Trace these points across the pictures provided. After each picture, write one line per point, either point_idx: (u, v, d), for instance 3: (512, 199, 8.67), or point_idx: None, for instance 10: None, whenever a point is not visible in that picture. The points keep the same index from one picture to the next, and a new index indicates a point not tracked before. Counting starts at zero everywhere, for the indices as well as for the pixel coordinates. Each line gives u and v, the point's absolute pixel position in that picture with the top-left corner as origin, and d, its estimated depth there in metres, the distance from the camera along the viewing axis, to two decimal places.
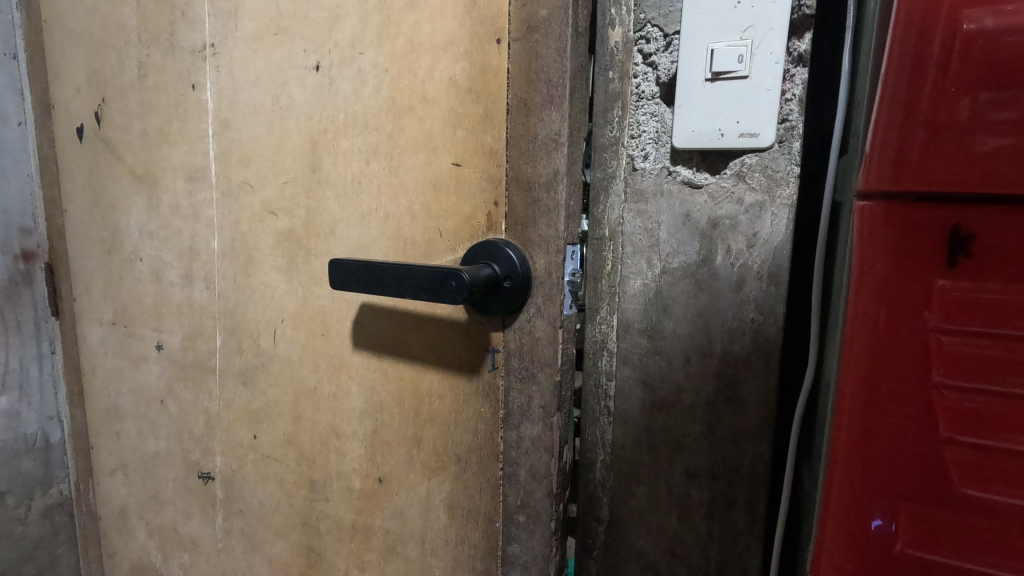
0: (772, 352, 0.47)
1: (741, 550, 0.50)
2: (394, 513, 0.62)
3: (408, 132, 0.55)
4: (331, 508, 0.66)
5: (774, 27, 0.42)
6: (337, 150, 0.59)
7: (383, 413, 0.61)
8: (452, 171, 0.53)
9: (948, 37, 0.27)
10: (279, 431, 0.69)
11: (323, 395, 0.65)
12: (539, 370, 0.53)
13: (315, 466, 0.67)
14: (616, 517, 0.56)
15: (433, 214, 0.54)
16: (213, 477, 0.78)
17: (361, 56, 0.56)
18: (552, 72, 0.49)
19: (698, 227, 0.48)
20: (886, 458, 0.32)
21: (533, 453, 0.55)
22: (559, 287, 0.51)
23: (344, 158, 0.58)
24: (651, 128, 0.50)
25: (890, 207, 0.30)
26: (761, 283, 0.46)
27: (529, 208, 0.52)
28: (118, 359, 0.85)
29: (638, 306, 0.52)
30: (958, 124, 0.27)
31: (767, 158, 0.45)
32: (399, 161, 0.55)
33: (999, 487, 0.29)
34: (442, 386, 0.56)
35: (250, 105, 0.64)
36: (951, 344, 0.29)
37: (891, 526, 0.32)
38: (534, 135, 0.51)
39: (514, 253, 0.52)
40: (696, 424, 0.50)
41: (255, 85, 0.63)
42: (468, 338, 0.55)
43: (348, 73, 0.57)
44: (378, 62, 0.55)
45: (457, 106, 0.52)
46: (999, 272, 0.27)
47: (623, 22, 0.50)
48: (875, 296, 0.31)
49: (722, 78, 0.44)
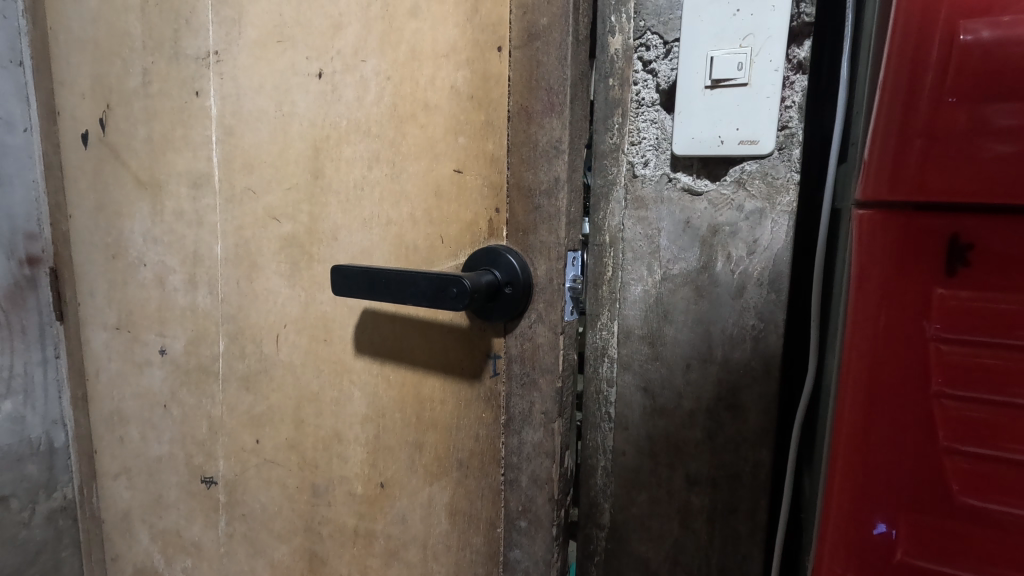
0: (773, 358, 0.47)
1: (742, 555, 0.50)
2: (396, 518, 0.62)
3: (409, 139, 0.55)
4: (333, 513, 0.66)
5: (773, 35, 0.43)
6: (339, 157, 0.59)
7: (385, 418, 0.61)
8: (454, 178, 0.53)
9: (946, 48, 0.27)
10: (281, 436, 0.69)
11: (326, 401, 0.65)
12: (540, 376, 0.54)
13: (317, 471, 0.67)
14: (617, 524, 0.56)
15: (435, 221, 0.54)
16: (216, 481, 0.78)
17: (363, 63, 0.56)
18: (553, 79, 0.49)
19: (698, 234, 0.48)
20: (886, 465, 0.32)
21: (534, 459, 0.55)
22: (560, 293, 0.51)
23: (346, 165, 0.59)
24: (651, 135, 0.50)
25: (889, 215, 0.30)
26: (761, 290, 0.47)
27: (530, 215, 0.52)
28: (122, 364, 0.85)
29: (638, 312, 0.52)
30: (956, 134, 0.28)
31: (767, 165, 0.46)
32: (401, 167, 0.56)
33: (998, 496, 0.29)
34: (443, 392, 0.57)
35: (254, 111, 0.64)
36: (951, 353, 0.29)
37: (891, 534, 0.32)
38: (535, 142, 0.51)
39: (515, 259, 0.52)
40: (697, 430, 0.50)
41: (258, 92, 0.63)
42: (470, 344, 0.55)
43: (351, 80, 0.57)
44: (380, 69, 0.55)
45: (458, 113, 0.52)
46: (998, 282, 0.28)
47: (623, 29, 0.50)
48: (875, 304, 0.31)
49: (721, 86, 0.45)
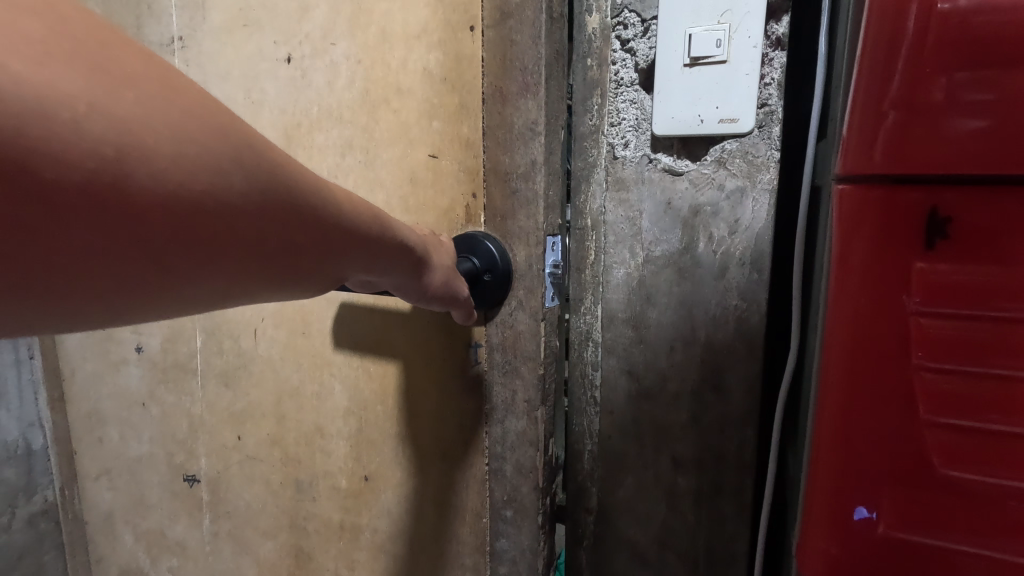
0: (756, 338, 0.47)
1: (729, 535, 0.51)
2: (381, 512, 0.61)
3: (382, 124, 0.54)
4: (317, 508, 0.66)
5: (750, 11, 0.42)
6: (311, 144, 0.58)
7: (367, 411, 0.60)
8: (429, 163, 0.52)
9: (923, 17, 0.27)
10: (264, 431, 0.68)
11: (306, 395, 0.64)
12: (522, 363, 0.53)
13: (300, 466, 0.66)
14: (606, 507, 0.56)
15: (411, 208, 0.54)
16: (198, 480, 0.77)
17: (333, 47, 0.54)
18: (528, 59, 0.48)
19: (680, 215, 0.48)
20: (868, 442, 0.32)
21: (519, 448, 0.54)
22: (540, 279, 0.50)
23: (319, 152, 0.57)
24: (631, 116, 0.49)
25: (868, 189, 0.30)
26: (743, 270, 0.46)
27: (507, 200, 0.51)
28: (98, 363, 0.83)
29: (622, 296, 0.51)
30: (933, 107, 0.27)
31: (747, 144, 0.45)
32: (374, 153, 0.55)
33: (977, 466, 0.29)
34: (426, 382, 0.56)
35: (221, 99, 0.62)
36: (930, 326, 0.29)
37: (874, 510, 0.32)
38: (511, 124, 0.50)
39: (494, 246, 0.51)
40: (682, 413, 0.50)
41: (224, 79, 0.61)
42: (452, 335, 0.55)
43: (320, 65, 0.55)
44: (350, 53, 0.54)
45: (431, 96, 0.51)
46: (976, 254, 0.28)
47: (600, 8, 0.49)
48: (857, 280, 0.31)
49: (700, 64, 0.44)
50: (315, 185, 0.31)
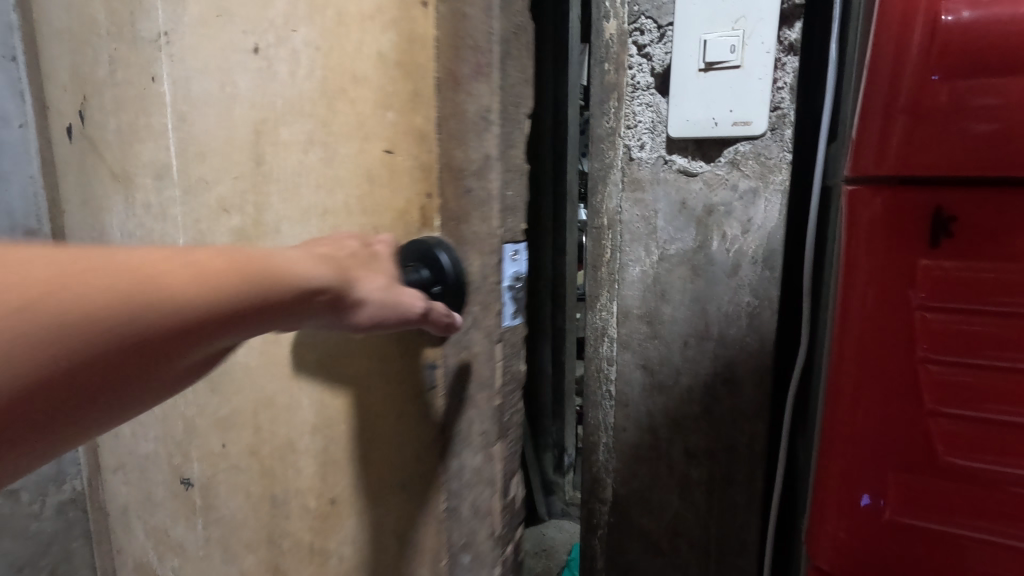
0: (768, 333, 0.48)
1: (740, 525, 0.52)
2: (348, 538, 0.50)
3: (340, 118, 0.43)
4: (291, 526, 0.55)
5: (763, 18, 0.44)
6: (277, 140, 0.47)
7: (333, 430, 0.49)
8: (384, 159, 0.43)
9: (928, 28, 0.28)
10: (242, 441, 0.57)
11: (280, 407, 0.53)
12: (479, 392, 0.48)
13: (276, 480, 0.55)
14: (619, 499, 0.57)
15: (368, 209, 0.44)
16: (191, 477, 0.65)
17: (293, 33, 0.44)
18: (480, 35, 0.43)
19: (694, 215, 0.50)
20: (875, 429, 0.33)
21: (475, 488, 0.50)
22: (497, 294, 0.47)
23: (285, 149, 0.46)
24: (647, 118, 0.51)
25: (877, 189, 0.31)
26: (756, 268, 0.48)
27: (462, 201, 0.44)
28: None
29: (637, 292, 0.53)
30: (940, 112, 0.29)
31: (760, 146, 0.47)
32: (333, 148, 0.44)
33: (980, 454, 0.31)
34: (385, 403, 0.47)
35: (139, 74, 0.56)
36: (934, 320, 0.31)
37: (882, 495, 0.34)
38: (463, 111, 0.43)
39: (449, 256, 0.39)
40: (694, 406, 0.52)
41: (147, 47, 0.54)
42: (406, 352, 0.46)
43: (281, 52, 0.45)
44: (310, 39, 0.43)
45: (386, 85, 0.42)
46: (978, 251, 0.29)
47: (618, 14, 0.51)
48: (864, 275, 0.32)
49: (715, 69, 0.45)
50: (130, 290, 0.23)
